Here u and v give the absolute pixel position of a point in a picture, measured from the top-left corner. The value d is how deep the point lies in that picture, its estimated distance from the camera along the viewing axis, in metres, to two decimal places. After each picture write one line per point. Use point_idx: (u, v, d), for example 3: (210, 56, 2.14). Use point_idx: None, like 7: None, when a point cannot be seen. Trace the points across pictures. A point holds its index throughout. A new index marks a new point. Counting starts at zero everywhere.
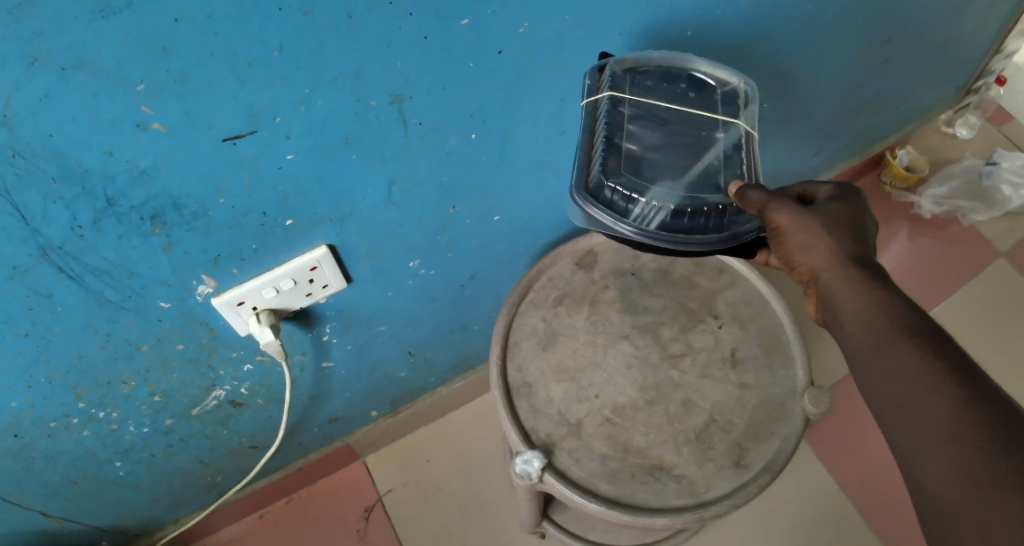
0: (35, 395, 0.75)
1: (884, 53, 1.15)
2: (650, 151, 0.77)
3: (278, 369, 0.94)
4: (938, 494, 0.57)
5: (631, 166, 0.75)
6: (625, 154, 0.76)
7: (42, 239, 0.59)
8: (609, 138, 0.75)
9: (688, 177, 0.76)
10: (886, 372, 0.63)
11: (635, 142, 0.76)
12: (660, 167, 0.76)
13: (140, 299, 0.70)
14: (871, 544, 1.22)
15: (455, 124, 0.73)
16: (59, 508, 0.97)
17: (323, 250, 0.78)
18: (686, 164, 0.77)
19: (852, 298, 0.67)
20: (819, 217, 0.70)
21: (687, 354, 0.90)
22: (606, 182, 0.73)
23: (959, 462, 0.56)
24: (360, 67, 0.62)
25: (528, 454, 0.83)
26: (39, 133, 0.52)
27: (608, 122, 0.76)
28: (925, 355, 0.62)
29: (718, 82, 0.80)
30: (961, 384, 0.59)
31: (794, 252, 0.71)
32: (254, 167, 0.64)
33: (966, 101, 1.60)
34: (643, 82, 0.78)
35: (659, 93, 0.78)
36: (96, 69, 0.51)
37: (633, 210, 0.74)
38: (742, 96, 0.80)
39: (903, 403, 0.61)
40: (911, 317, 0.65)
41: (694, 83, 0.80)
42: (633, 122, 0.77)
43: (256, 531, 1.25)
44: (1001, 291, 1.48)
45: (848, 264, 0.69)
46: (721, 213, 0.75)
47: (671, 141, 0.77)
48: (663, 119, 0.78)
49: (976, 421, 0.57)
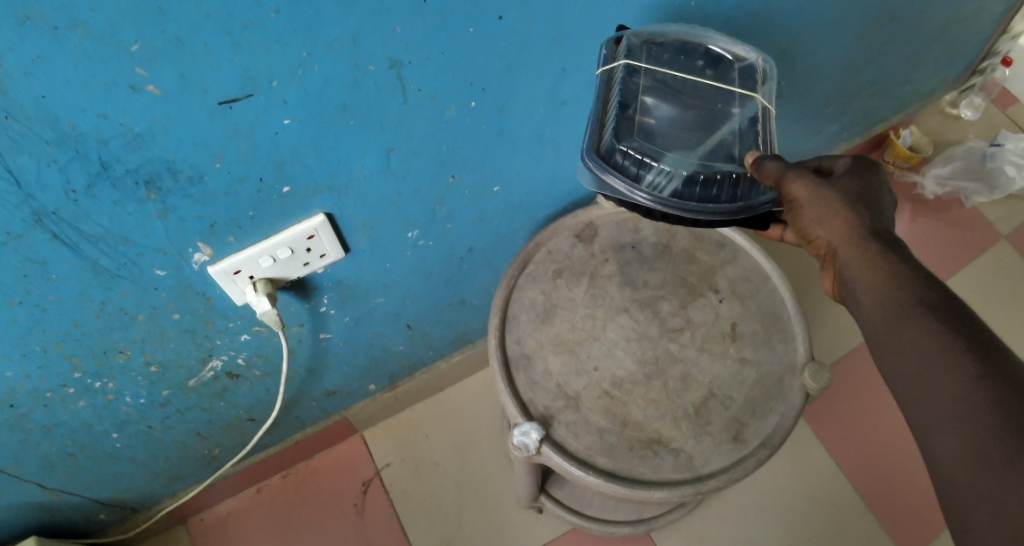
0: (30, 365, 0.74)
1: (887, 32, 1.14)
2: (664, 122, 0.76)
3: (275, 341, 0.94)
4: (950, 473, 0.57)
5: (644, 132, 0.75)
6: (639, 122, 0.75)
7: (36, 205, 0.58)
8: (623, 105, 0.75)
9: (702, 148, 0.75)
10: (900, 349, 0.63)
11: (646, 113, 0.76)
12: (673, 137, 0.76)
13: (135, 267, 0.70)
14: (866, 521, 1.23)
15: (455, 92, 0.72)
16: (56, 480, 0.97)
17: (320, 218, 0.77)
18: (699, 135, 0.76)
19: (868, 271, 0.67)
20: (837, 190, 0.70)
21: (686, 328, 0.90)
22: (618, 145, 0.73)
23: (971, 441, 0.56)
24: (357, 32, 0.60)
25: (526, 426, 0.83)
26: (33, 95, 0.51)
27: (622, 91, 0.75)
28: (940, 330, 0.61)
29: (737, 57, 0.79)
30: (976, 361, 0.58)
31: (811, 225, 0.71)
32: (250, 133, 0.63)
33: (971, 82, 1.57)
34: (658, 54, 0.77)
35: (675, 66, 0.77)
36: (90, 30, 0.50)
37: (645, 178, 0.73)
38: (760, 72, 0.78)
39: (916, 379, 0.61)
40: (927, 292, 0.64)
41: (712, 57, 0.79)
42: (648, 93, 0.76)
43: (254, 505, 1.26)
44: (1002, 272, 1.48)
45: (864, 236, 0.68)
46: (734, 184, 0.74)
47: (684, 114, 0.76)
48: (677, 90, 0.77)
49: (991, 398, 0.56)
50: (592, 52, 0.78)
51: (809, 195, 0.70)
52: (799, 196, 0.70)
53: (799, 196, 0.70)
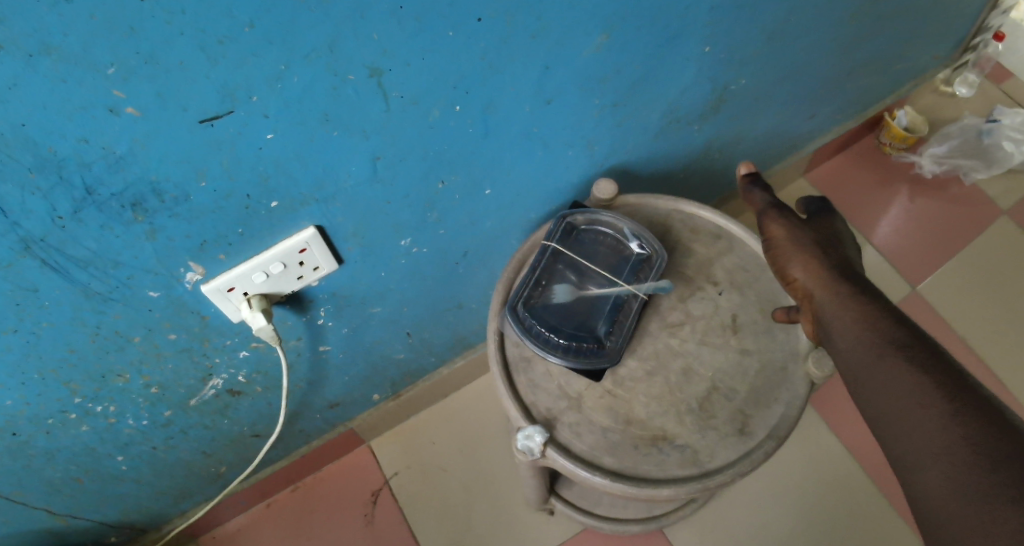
0: (28, 392, 0.74)
1: (873, 14, 1.13)
2: (560, 296, 0.88)
3: (273, 355, 0.93)
4: (932, 506, 0.60)
5: (544, 304, 0.88)
6: (543, 298, 0.88)
7: (23, 231, 0.58)
8: (538, 280, 0.89)
9: (587, 308, 0.88)
10: (878, 389, 0.67)
11: (553, 288, 0.89)
12: (568, 308, 0.88)
13: (127, 289, 0.69)
14: (880, 508, 1.21)
15: (436, 97, 0.71)
16: (63, 505, 0.97)
17: (311, 231, 0.76)
18: (587, 299, 0.88)
19: (842, 312, 0.73)
20: (811, 234, 0.81)
21: (685, 322, 0.89)
22: (528, 317, 0.86)
23: (949, 477, 0.60)
24: (333, 41, 0.60)
25: (529, 429, 0.83)
26: (12, 123, 0.51)
27: (541, 266, 0.90)
28: (912, 370, 0.66)
29: (629, 286, 0.88)
30: (947, 398, 0.63)
31: (790, 266, 0.80)
32: (233, 148, 0.63)
33: (965, 59, 1.57)
34: (559, 269, 0.90)
35: (573, 271, 0.90)
36: (64, 54, 0.50)
37: (519, 310, 0.87)
38: (646, 263, 0.90)
39: (893, 417, 0.65)
40: (898, 333, 0.69)
41: (627, 255, 0.91)
42: (556, 280, 0.90)
43: (263, 521, 1.26)
44: (1004, 249, 1.46)
45: (838, 282, 0.75)
46: (573, 347, 0.84)
47: (579, 285, 0.89)
48: (577, 277, 0.90)
49: (964, 435, 0.60)
50: (576, 46, 0.77)
51: (785, 234, 0.82)
52: (775, 235, 0.83)
53: (777, 235, 0.83)
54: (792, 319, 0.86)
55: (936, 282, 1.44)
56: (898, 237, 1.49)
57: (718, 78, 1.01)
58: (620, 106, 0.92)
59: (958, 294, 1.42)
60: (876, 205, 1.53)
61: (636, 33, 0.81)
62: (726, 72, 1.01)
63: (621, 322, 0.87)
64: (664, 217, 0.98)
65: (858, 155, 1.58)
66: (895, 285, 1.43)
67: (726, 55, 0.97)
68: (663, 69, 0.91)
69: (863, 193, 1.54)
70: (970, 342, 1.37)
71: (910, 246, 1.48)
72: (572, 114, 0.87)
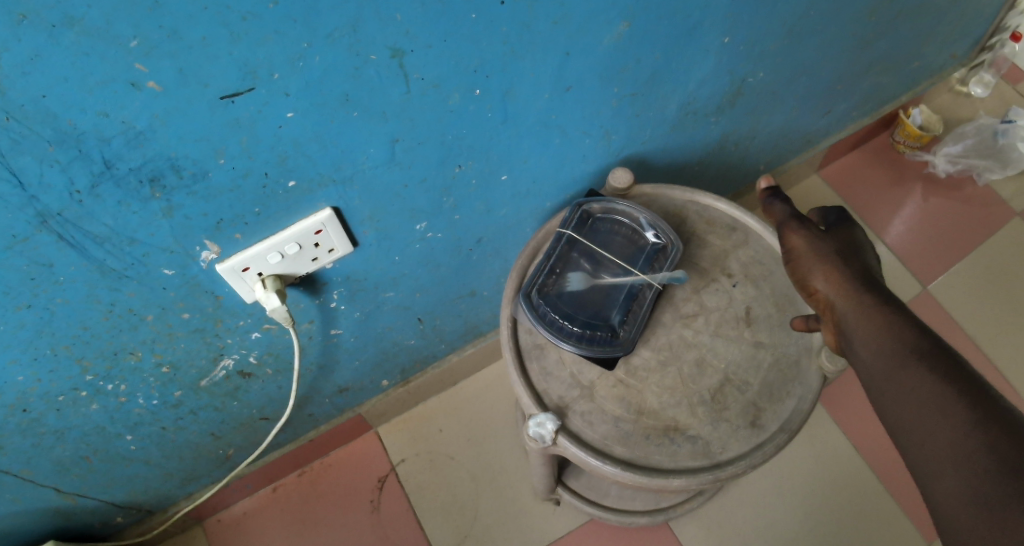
0: (40, 369, 0.74)
1: (893, 10, 1.11)
2: (575, 287, 0.88)
3: (286, 337, 0.93)
4: (951, 513, 0.60)
5: (559, 293, 0.88)
6: (557, 288, 0.88)
7: (40, 206, 0.58)
8: (551, 268, 0.89)
9: (601, 296, 0.88)
10: (900, 398, 0.67)
11: (567, 279, 0.89)
12: (581, 297, 0.88)
13: (142, 267, 0.69)
14: (887, 505, 1.21)
15: (456, 81, 0.71)
16: (71, 484, 0.97)
17: (327, 212, 0.76)
18: (601, 288, 0.88)
19: (864, 321, 0.72)
20: (832, 242, 0.80)
21: (699, 314, 0.89)
22: (542, 306, 0.86)
23: (970, 485, 0.60)
24: (356, 20, 0.59)
25: (541, 417, 0.82)
26: (32, 95, 0.51)
27: (556, 255, 0.89)
28: (934, 380, 0.65)
29: (644, 276, 0.88)
30: (970, 407, 0.62)
31: (811, 276, 0.79)
32: (252, 129, 0.62)
33: (980, 59, 1.55)
34: (574, 260, 0.90)
35: (586, 261, 0.90)
36: (87, 27, 0.49)
37: (533, 297, 0.87)
38: (662, 253, 0.90)
39: (915, 426, 0.65)
40: (921, 342, 0.68)
41: (642, 245, 0.91)
42: (570, 268, 0.89)
43: (269, 505, 1.26)
44: (1017, 250, 1.45)
45: (860, 291, 0.75)
46: (586, 336, 0.84)
47: (594, 276, 0.89)
48: (593, 268, 0.89)
49: (985, 443, 0.60)
50: (596, 34, 0.77)
51: (806, 244, 0.81)
52: (795, 246, 0.82)
53: (798, 246, 0.82)
54: (811, 327, 0.82)
55: (947, 281, 1.43)
56: (912, 234, 1.48)
57: (737, 72, 1.00)
58: (638, 97, 0.91)
59: (968, 294, 1.41)
60: (889, 203, 1.52)
61: (656, 22, 0.80)
62: (745, 65, 1.00)
63: (635, 311, 0.86)
64: (679, 208, 0.97)
65: (872, 153, 1.57)
66: (906, 284, 1.43)
67: (745, 47, 0.96)
68: (681, 60, 0.90)
69: (875, 191, 1.53)
70: (979, 342, 1.37)
71: (924, 244, 1.47)
72: (590, 104, 0.86)
